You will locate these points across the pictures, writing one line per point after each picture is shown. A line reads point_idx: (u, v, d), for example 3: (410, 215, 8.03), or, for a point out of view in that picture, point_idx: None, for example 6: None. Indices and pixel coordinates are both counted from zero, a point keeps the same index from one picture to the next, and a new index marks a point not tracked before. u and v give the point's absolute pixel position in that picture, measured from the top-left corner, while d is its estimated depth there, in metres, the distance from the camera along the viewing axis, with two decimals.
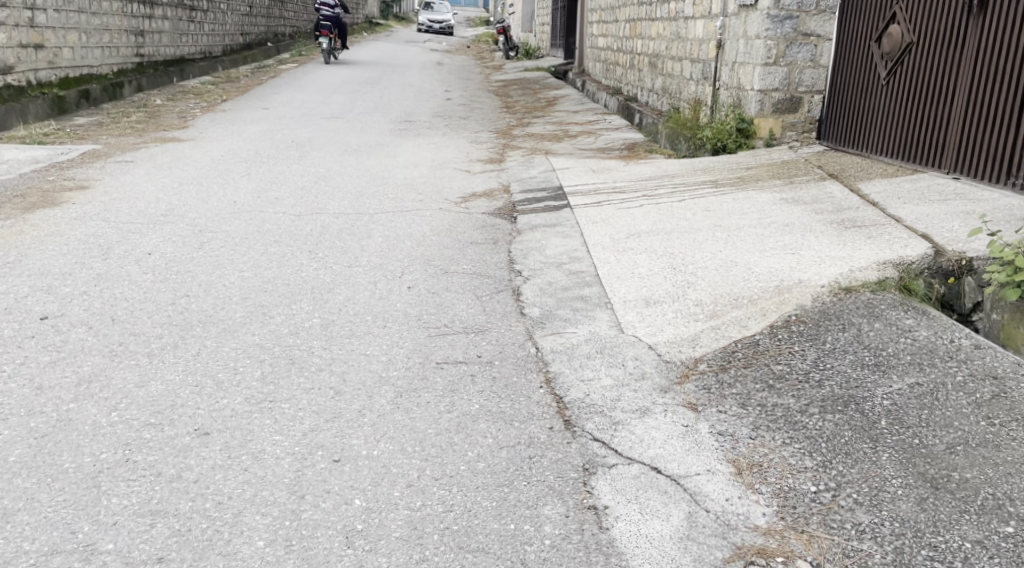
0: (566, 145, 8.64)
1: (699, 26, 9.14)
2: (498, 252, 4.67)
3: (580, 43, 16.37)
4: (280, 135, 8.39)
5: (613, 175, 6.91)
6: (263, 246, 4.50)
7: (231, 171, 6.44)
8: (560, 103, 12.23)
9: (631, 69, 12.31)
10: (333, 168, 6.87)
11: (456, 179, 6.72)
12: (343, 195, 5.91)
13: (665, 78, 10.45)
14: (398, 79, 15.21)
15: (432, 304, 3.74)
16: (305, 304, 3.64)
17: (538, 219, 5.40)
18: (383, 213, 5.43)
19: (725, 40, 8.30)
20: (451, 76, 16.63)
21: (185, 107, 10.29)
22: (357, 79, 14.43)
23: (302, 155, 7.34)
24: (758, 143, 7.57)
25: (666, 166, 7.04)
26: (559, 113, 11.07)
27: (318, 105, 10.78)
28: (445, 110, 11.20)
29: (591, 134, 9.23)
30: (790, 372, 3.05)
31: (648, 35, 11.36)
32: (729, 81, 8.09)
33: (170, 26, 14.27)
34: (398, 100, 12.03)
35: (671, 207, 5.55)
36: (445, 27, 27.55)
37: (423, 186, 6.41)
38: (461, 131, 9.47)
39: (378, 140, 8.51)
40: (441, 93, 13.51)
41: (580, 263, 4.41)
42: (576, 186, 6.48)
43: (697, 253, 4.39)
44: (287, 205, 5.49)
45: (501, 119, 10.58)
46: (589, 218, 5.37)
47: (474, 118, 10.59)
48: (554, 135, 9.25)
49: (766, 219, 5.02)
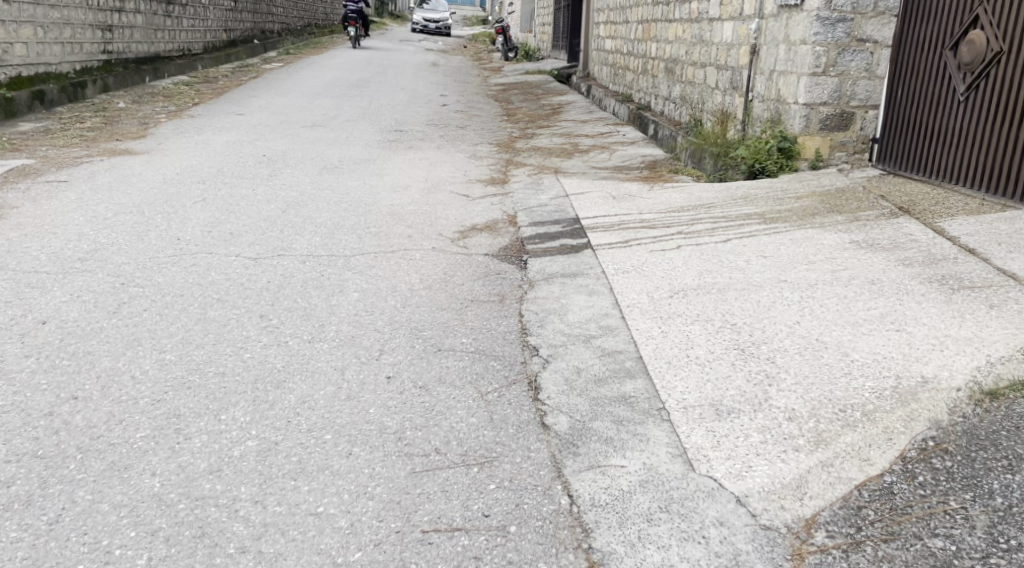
0: (577, 162, 7.60)
1: (727, 30, 8.12)
2: (507, 317, 3.62)
3: (585, 44, 15.34)
4: (251, 147, 7.33)
5: (637, 202, 5.88)
6: (200, 308, 3.47)
7: (183, 196, 5.40)
8: (566, 111, 11.18)
9: (644, 75, 11.28)
10: (306, 191, 5.83)
11: (452, 207, 5.68)
12: (315, 229, 4.86)
13: (684, 86, 9.42)
14: (390, 81, 14.13)
15: (417, 409, 2.71)
16: (239, 412, 2.60)
17: (553, 266, 4.36)
18: (362, 256, 4.40)
19: (761, 46, 7.28)
20: (448, 79, 15.56)
21: (149, 112, 9.25)
22: (344, 81, 13.35)
23: (272, 174, 6.28)
24: (802, 165, 6.54)
25: (698, 193, 6.01)
26: (566, 123, 10.02)
27: (298, 111, 9.73)
28: (439, 118, 10.14)
29: (604, 150, 8.18)
30: (958, 556, 2.03)
31: (664, 37, 10.34)
32: (765, 92, 7.07)
33: (142, 21, 13.20)
34: (388, 105, 10.96)
35: (717, 251, 4.52)
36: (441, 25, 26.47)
37: (413, 216, 5.36)
38: (458, 144, 8.42)
39: (363, 154, 7.46)
40: (437, 97, 12.46)
41: (613, 336, 3.36)
42: (595, 216, 5.45)
43: (767, 326, 3.35)
44: (243, 243, 4.45)
45: (501, 129, 9.54)
46: (617, 265, 4.32)
47: (471, 127, 9.54)
48: (563, 150, 8.21)
49: (842, 272, 3.99)
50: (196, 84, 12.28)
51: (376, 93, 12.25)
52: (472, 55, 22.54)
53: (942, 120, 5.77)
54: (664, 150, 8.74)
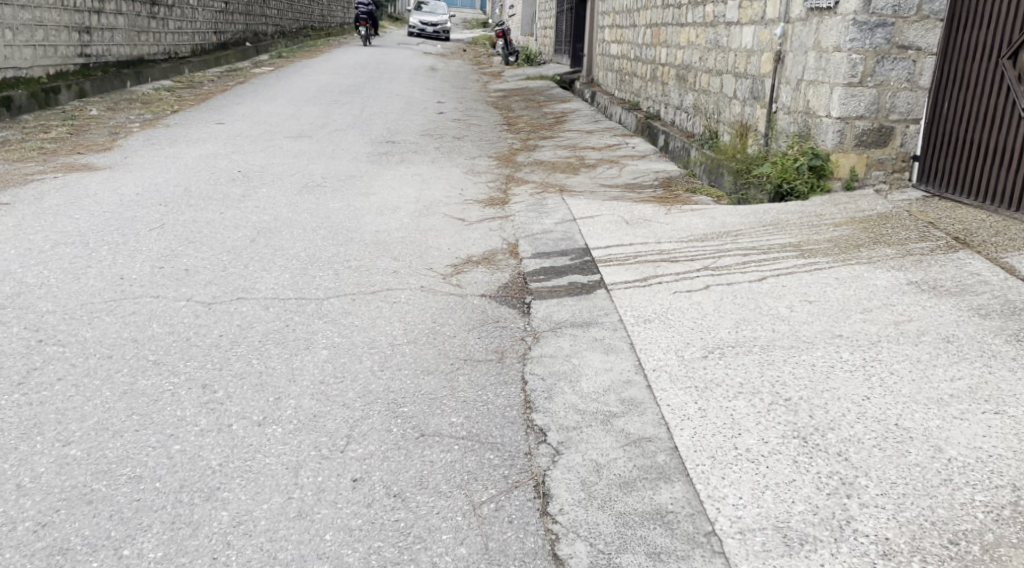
0: (584, 179, 6.94)
1: (747, 35, 7.48)
2: (508, 383, 2.99)
3: (590, 49, 14.73)
4: (226, 161, 6.70)
5: (655, 228, 5.23)
6: (130, 376, 2.84)
7: (140, 221, 4.78)
8: (571, 120, 10.53)
9: (653, 82, 10.64)
10: (281, 214, 5.20)
11: (445, 235, 5.03)
12: (284, 263, 4.23)
13: (698, 94, 8.78)
14: (385, 87, 13.48)
15: (388, 535, 2.07)
16: (148, 544, 2.01)
17: (562, 313, 3.71)
18: (336, 299, 3.76)
19: (786, 53, 6.65)
20: (446, 85, 14.92)
21: (122, 121, 8.63)
22: (336, 86, 12.70)
23: (245, 194, 5.65)
24: (835, 185, 5.90)
25: (722, 218, 5.36)
26: (570, 134, 9.37)
27: (284, 120, 9.11)
28: (435, 127, 9.49)
29: (613, 165, 7.54)
30: None
31: (675, 43, 9.73)
32: (792, 104, 6.44)
33: (125, 23, 12.58)
34: (381, 114, 10.32)
35: (753, 293, 3.88)
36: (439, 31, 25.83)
37: (401, 246, 4.72)
38: (454, 157, 7.78)
39: (350, 170, 6.83)
40: (433, 105, 11.84)
41: (638, 415, 2.71)
42: (607, 246, 4.80)
43: (830, 404, 2.70)
44: (197, 284, 3.82)
45: (501, 140, 8.90)
46: (636, 312, 3.68)
47: (469, 138, 8.89)
48: (568, 164, 7.57)
49: (908, 325, 3.35)
50: (178, 89, 11.65)
51: (370, 100, 11.60)
52: (471, 59, 21.89)
53: (979, 135, 5.33)
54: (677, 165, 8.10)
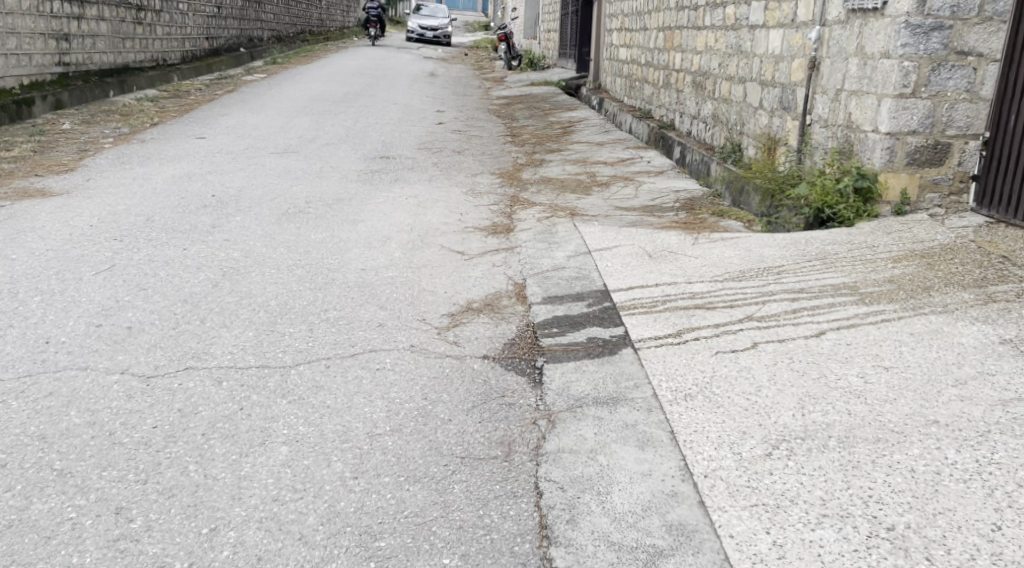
0: (597, 200, 6.29)
1: (776, 40, 6.82)
2: (517, 496, 2.33)
3: (597, 53, 14.08)
4: (200, 184, 6.04)
5: (683, 262, 4.55)
6: (22, 499, 2.22)
7: (88, 263, 4.14)
8: (579, 130, 9.88)
9: (667, 89, 9.99)
10: (254, 249, 4.55)
11: (441, 275, 4.37)
12: (248, 317, 3.58)
13: (718, 103, 8.14)
14: (382, 95, 12.82)
15: None
16: None
17: (582, 385, 3.03)
18: (307, 368, 3.11)
19: (822, 59, 5.99)
20: (446, 92, 14.25)
21: (96, 136, 7.99)
22: (330, 95, 12.04)
23: (216, 223, 5.00)
24: (884, 209, 5.23)
25: (759, 251, 4.70)
26: (579, 145, 8.71)
27: (270, 134, 8.46)
28: (434, 140, 8.82)
29: (628, 182, 6.88)
30: None
31: (691, 47, 9.08)
32: (831, 116, 5.78)
33: (108, 29, 11.94)
34: (376, 125, 9.66)
35: (814, 354, 3.21)
36: (437, 37, 24.96)
37: (389, 290, 4.06)
38: (454, 175, 7.12)
39: (338, 192, 6.17)
40: (433, 114, 11.18)
41: (691, 554, 2.08)
42: (629, 288, 4.13)
43: (949, 539, 2.08)
44: (138, 348, 3.17)
45: (504, 154, 8.25)
46: (673, 383, 3.00)
47: (470, 152, 8.24)
48: (579, 182, 6.91)
49: (1018, 407, 2.69)
50: (162, 99, 11.00)
51: (365, 110, 10.94)
52: (472, 64, 21.23)
53: None
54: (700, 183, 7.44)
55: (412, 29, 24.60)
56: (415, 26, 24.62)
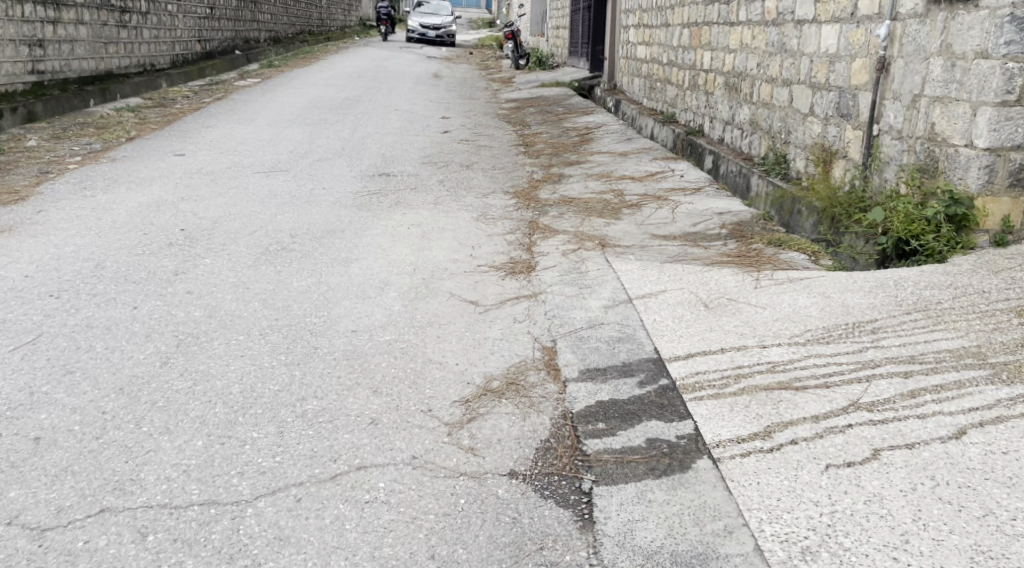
0: (630, 224, 5.46)
1: (832, 37, 5.98)
2: None
3: (611, 52, 13.27)
4: (170, 214, 5.20)
5: (748, 315, 3.69)
6: None
7: (8, 331, 3.31)
8: (598, 137, 9.05)
9: (694, 92, 9.18)
10: (220, 306, 3.70)
11: (450, 337, 3.52)
12: (200, 415, 2.73)
13: (757, 109, 7.33)
14: (383, 100, 11.96)
15: None
16: None
17: (651, 529, 2.21)
18: (270, 504, 2.27)
19: (893, 60, 5.15)
20: (450, 95, 13.39)
21: (64, 154, 7.16)
22: (327, 101, 11.19)
23: (179, 269, 4.17)
24: (981, 239, 4.43)
25: (839, 297, 3.85)
26: (600, 156, 7.89)
27: (258, 148, 7.64)
28: (439, 153, 7.98)
29: (662, 202, 6.05)
30: None
31: (723, 45, 8.26)
32: (907, 126, 4.94)
33: (88, 33, 11.11)
34: (376, 136, 8.81)
35: (963, 467, 2.38)
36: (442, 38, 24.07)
37: (385, 364, 3.21)
38: (463, 196, 6.28)
39: (329, 222, 5.33)
40: (438, 121, 10.35)
41: None
42: (688, 358, 3.26)
43: None
44: (37, 478, 2.34)
45: (520, 168, 7.43)
46: (781, 526, 2.18)
47: (480, 167, 7.39)
48: (607, 202, 6.08)
49: None
50: (145, 108, 10.16)
51: (364, 118, 10.09)
52: (478, 64, 20.39)
53: None
54: (750, 204, 6.64)
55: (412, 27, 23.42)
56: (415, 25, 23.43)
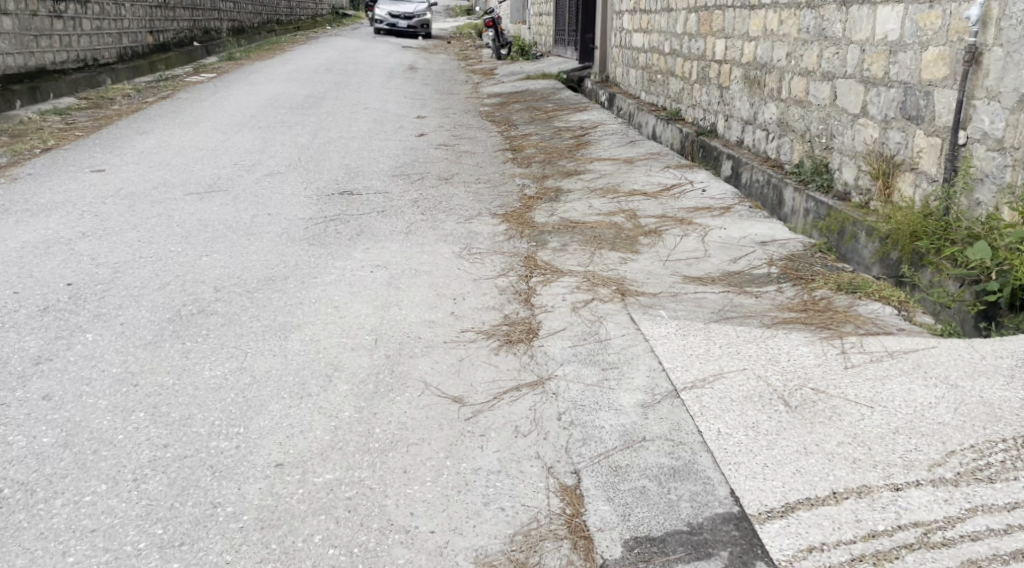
0: (651, 260, 4.34)
1: (895, 21, 4.86)
2: None
3: (603, 40, 12.18)
4: (59, 259, 4.01)
5: (854, 423, 2.58)
6: None
7: None
8: (597, 140, 7.95)
9: (705, 86, 8.09)
10: (83, 424, 2.54)
11: (422, 472, 2.37)
12: None
13: (788, 107, 6.24)
14: (350, 97, 10.75)
15: None
16: None
17: None
18: None
19: (986, 49, 4.03)
20: (426, 90, 12.18)
21: None
22: (286, 100, 9.97)
23: (44, 354, 2.99)
24: None
25: (971, 386, 2.76)
26: (601, 164, 6.78)
27: (195, 162, 6.46)
28: (412, 165, 6.83)
29: (685, 226, 4.94)
30: None
31: (742, 32, 7.15)
32: (1013, 134, 3.84)
33: (16, 25, 9.85)
34: (339, 143, 7.63)
35: None
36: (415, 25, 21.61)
37: (320, 538, 2.10)
38: (440, 224, 5.13)
39: (268, 265, 4.15)
40: (412, 121, 9.18)
41: None
42: (790, 516, 2.15)
43: None
44: None
45: (510, 183, 6.30)
46: None
47: (460, 185, 6.25)
48: (617, 229, 4.96)
49: None
50: (76, 111, 8.92)
51: (328, 119, 8.89)
52: (457, 54, 19.16)
53: None
54: (798, 229, 5.54)
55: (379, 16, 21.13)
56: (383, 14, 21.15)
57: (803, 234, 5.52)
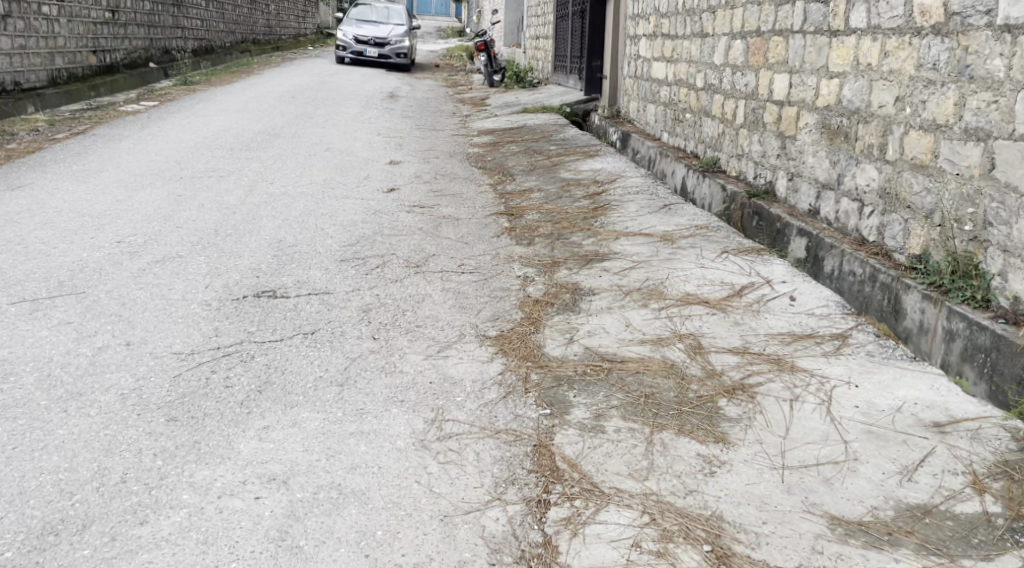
0: (753, 466, 2.49)
1: None
2: None
3: (615, 69, 10.48)
4: None
5: None
6: None
7: None
8: (619, 202, 6.15)
9: (758, 132, 6.31)
10: None
11: None
12: None
13: (901, 173, 4.44)
14: (311, 135, 8.93)
15: None
16: None
17: None
18: None
19: None
20: (404, 125, 10.37)
21: None
22: (230, 139, 8.21)
23: None
24: None
25: None
26: (631, 245, 5.00)
27: (64, 237, 4.69)
28: (370, 246, 5.01)
29: (787, 377, 3.10)
30: None
31: (818, 65, 5.38)
32: None
33: None
34: (279, 205, 5.85)
35: None
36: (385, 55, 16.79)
37: None
38: (396, 363, 3.30)
39: (63, 485, 2.33)
40: (383, 169, 7.42)
41: None
42: None
43: None
44: None
45: (506, 276, 4.53)
46: None
47: (435, 281, 4.42)
48: (677, 380, 3.12)
49: None
50: None
51: (275, 166, 7.13)
52: (444, 80, 17.47)
53: None
54: (953, 362, 3.72)
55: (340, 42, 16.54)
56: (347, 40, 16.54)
57: (959, 368, 3.68)
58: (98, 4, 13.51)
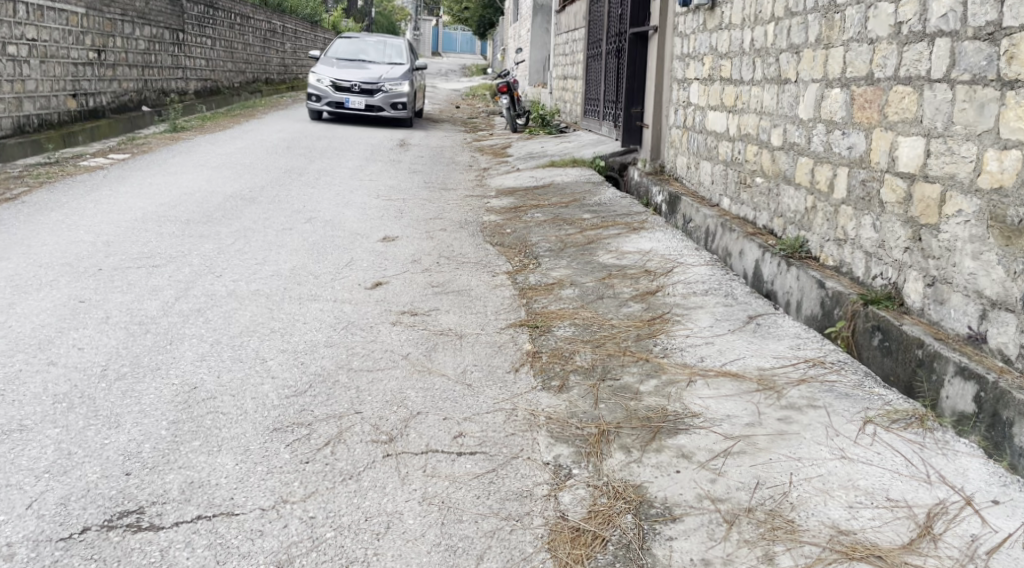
0: None
1: None
2: None
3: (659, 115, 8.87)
4: None
5: None
6: None
7: None
8: (683, 310, 4.49)
9: (871, 213, 4.66)
10: None
11: None
12: None
13: None
14: (294, 198, 7.38)
15: None
16: None
17: None
18: None
19: None
20: (411, 182, 8.81)
21: None
22: (187, 208, 6.65)
23: None
24: None
25: None
26: (715, 400, 3.32)
27: None
28: (326, 396, 3.40)
29: None
30: None
31: (980, 129, 3.75)
32: None
33: None
34: (218, 315, 4.26)
35: None
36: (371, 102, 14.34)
37: None
38: None
39: None
40: (373, 250, 5.83)
41: None
42: None
43: None
44: None
45: (528, 461, 2.90)
46: None
47: (413, 474, 2.79)
48: None
49: None
50: None
51: (231, 248, 5.55)
52: (463, 124, 16.01)
53: None
54: None
55: (316, 90, 14.16)
56: (324, 87, 14.17)
57: None
58: (80, 43, 12.18)
